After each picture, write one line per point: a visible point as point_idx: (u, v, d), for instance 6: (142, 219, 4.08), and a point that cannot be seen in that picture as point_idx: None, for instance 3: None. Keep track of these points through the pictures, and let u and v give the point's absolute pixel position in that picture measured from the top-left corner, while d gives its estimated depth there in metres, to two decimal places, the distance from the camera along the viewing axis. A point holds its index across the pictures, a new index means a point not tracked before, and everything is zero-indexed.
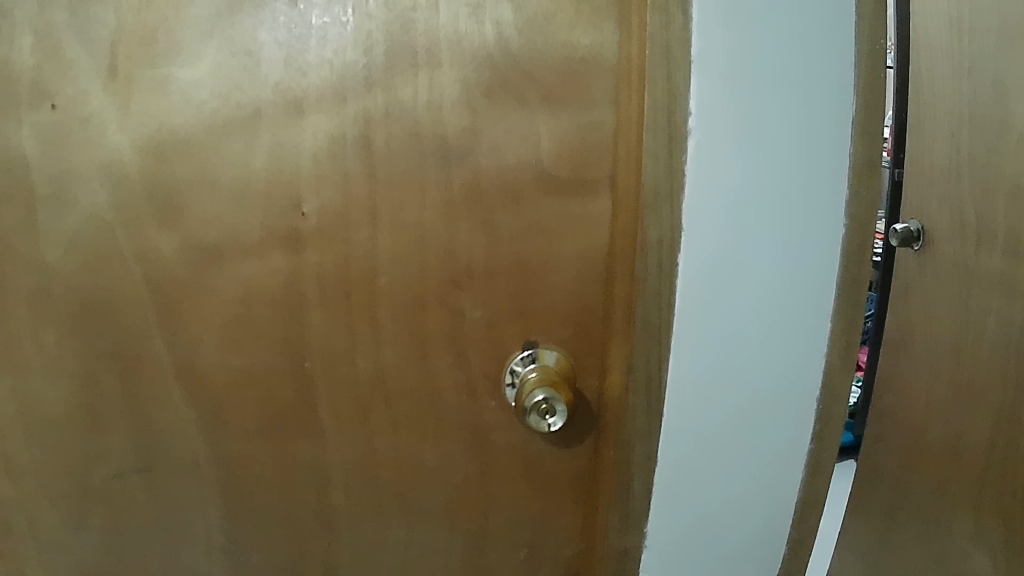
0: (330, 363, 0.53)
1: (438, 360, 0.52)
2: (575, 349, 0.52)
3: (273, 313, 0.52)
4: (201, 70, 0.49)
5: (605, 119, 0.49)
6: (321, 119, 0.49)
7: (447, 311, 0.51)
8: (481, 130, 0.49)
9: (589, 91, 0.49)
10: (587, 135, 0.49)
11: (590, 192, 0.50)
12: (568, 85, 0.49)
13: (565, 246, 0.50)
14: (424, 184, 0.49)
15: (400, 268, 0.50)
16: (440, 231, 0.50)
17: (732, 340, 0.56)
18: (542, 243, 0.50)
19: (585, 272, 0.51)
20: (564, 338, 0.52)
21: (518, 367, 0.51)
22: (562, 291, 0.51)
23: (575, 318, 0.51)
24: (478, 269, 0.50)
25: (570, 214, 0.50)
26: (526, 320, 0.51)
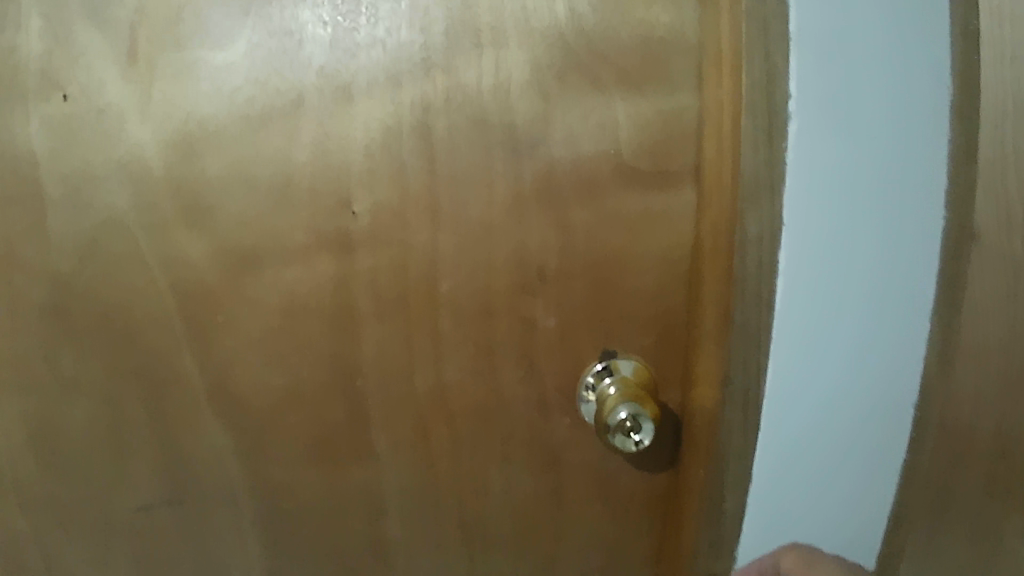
0: (384, 380, 0.47)
1: (506, 374, 0.47)
2: (657, 357, 0.47)
3: (320, 326, 0.46)
4: (235, 54, 0.44)
5: (688, 104, 0.43)
6: (374, 107, 0.43)
7: (515, 321, 0.46)
8: (554, 118, 0.43)
9: (671, 73, 0.43)
10: (669, 122, 0.43)
11: (675, 185, 0.44)
12: (648, 65, 0.43)
13: (647, 245, 0.45)
14: (491, 178, 0.43)
15: (464, 275, 0.45)
16: (510, 232, 0.44)
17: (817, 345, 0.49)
18: (622, 242, 0.45)
19: (668, 273, 0.45)
20: (645, 345, 0.47)
21: (593, 382, 0.46)
22: (643, 295, 0.46)
23: (658, 323, 0.46)
24: (551, 273, 0.45)
25: (653, 209, 0.44)
26: (606, 327, 0.46)
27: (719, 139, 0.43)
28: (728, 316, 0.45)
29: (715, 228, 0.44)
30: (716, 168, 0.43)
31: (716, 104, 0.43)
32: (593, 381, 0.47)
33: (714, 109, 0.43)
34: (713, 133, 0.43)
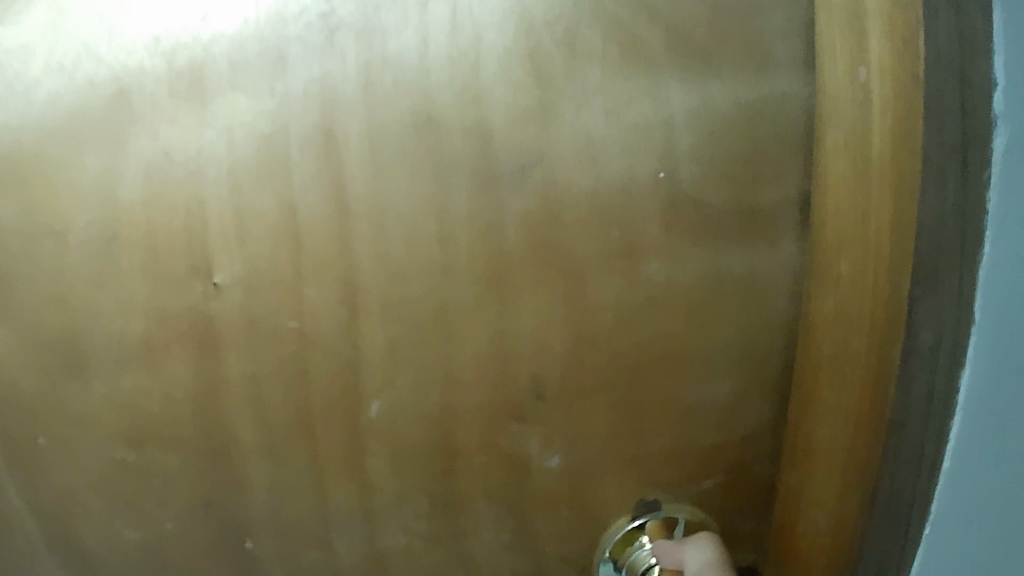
0: (288, 552, 0.28)
1: (481, 540, 0.28)
2: (726, 512, 0.28)
3: (180, 469, 0.28)
4: (32, 25, 0.25)
5: (792, 92, 0.25)
6: (243, 105, 0.25)
7: (499, 460, 0.27)
8: (556, 114, 0.24)
9: (764, 38, 0.24)
10: (760, 123, 0.25)
11: (764, 232, 0.25)
12: (723, 23, 0.24)
13: (716, 336, 0.26)
14: (446, 222, 0.25)
15: (408, 386, 0.27)
16: (484, 313, 0.26)
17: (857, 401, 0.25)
18: (674, 330, 0.26)
19: (752, 380, 0.27)
20: (706, 496, 0.28)
21: (619, 547, 0.28)
22: (709, 413, 0.27)
23: (737, 460, 0.27)
24: (557, 383, 0.26)
25: (727, 275, 0.26)
26: (641, 470, 0.27)
27: (865, 167, 0.23)
28: (867, 472, 0.25)
29: (846, 328, 0.24)
30: (840, 210, 0.23)
31: (863, 95, 0.23)
32: (617, 548, 0.28)
33: (857, 102, 0.23)
34: (853, 153, 0.23)
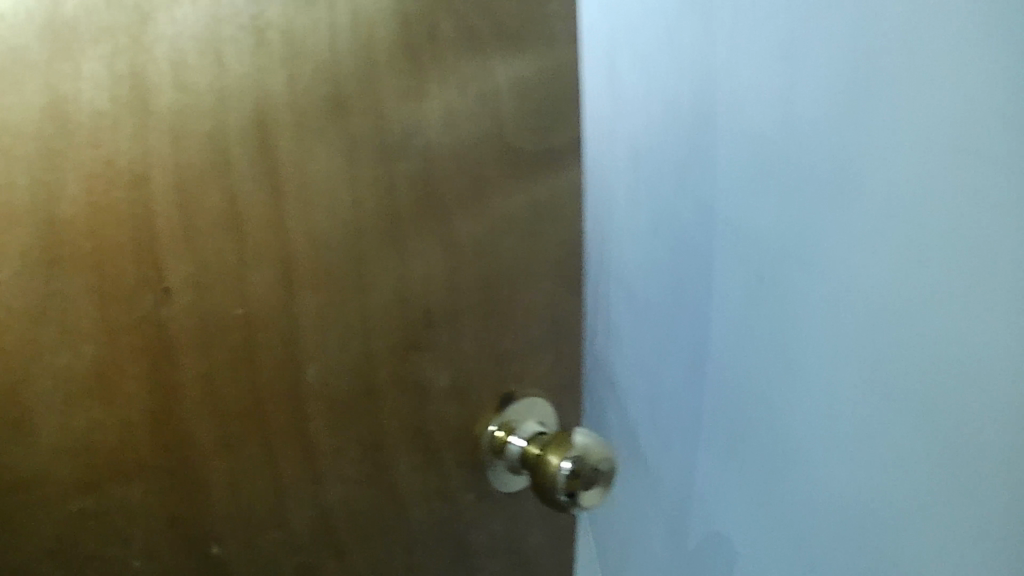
0: (248, 535, 0.31)
1: (399, 466, 0.35)
2: (551, 384, 0.39)
3: (145, 493, 0.28)
4: None
5: (566, 60, 0.35)
6: (186, 105, 0.26)
7: (408, 391, 0.34)
8: (427, 92, 0.31)
9: (549, 21, 0.34)
10: (549, 86, 0.35)
11: (559, 163, 0.36)
12: (523, 9, 0.33)
13: (542, 249, 0.36)
14: (357, 193, 0.30)
15: (334, 343, 0.31)
16: (384, 266, 0.32)
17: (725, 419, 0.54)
18: (516, 250, 0.35)
19: (560, 280, 0.38)
20: (543, 374, 0.38)
21: (491, 450, 0.36)
22: (537, 310, 0.37)
23: (554, 343, 0.39)
24: (440, 311, 0.34)
25: (543, 200, 0.36)
26: (503, 368, 0.37)
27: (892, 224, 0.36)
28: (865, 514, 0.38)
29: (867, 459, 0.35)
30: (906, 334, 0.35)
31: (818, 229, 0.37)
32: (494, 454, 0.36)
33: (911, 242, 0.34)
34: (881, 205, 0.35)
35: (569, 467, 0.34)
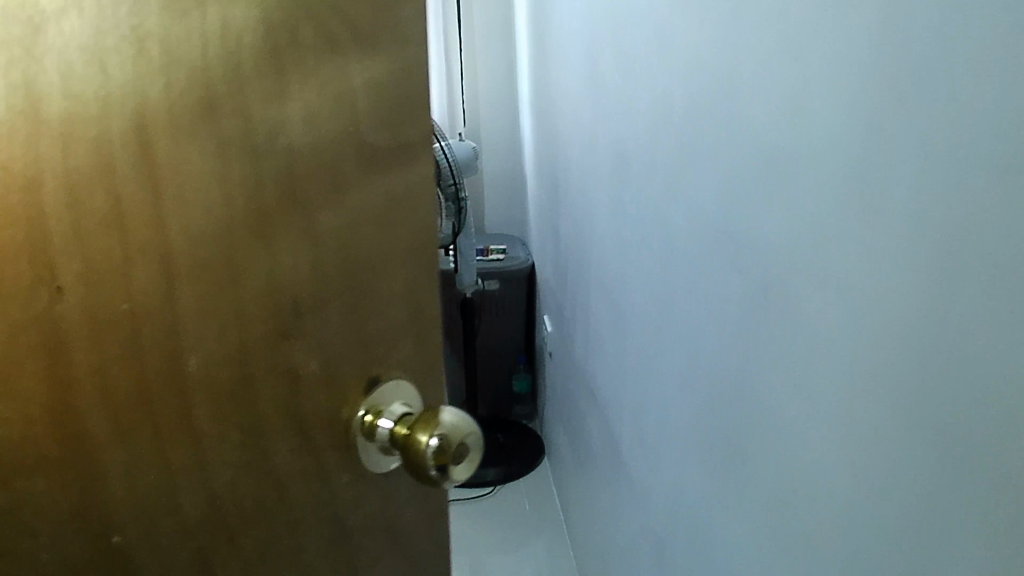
0: (144, 516, 0.33)
1: (278, 449, 0.37)
2: (412, 366, 0.42)
3: (44, 473, 0.30)
4: None
5: (417, 61, 0.38)
6: (73, 112, 0.27)
7: (281, 377, 0.36)
8: (289, 93, 0.33)
9: (401, 23, 0.37)
10: (401, 86, 0.37)
11: (410, 156, 0.39)
12: (378, 14, 0.36)
13: (398, 239, 0.39)
14: (229, 192, 0.32)
15: (213, 333, 0.33)
16: (252, 257, 0.33)
17: (698, 350, 0.69)
18: (374, 241, 0.38)
19: (416, 267, 0.41)
20: (404, 357, 0.41)
21: (361, 434, 0.40)
22: (395, 296, 0.40)
23: (412, 327, 0.42)
24: (306, 300, 0.36)
25: (397, 193, 0.38)
26: (368, 354, 0.39)
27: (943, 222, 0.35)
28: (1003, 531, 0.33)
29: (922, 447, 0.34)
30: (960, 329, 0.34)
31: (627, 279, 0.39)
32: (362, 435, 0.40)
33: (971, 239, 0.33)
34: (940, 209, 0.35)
35: (438, 441, 0.38)
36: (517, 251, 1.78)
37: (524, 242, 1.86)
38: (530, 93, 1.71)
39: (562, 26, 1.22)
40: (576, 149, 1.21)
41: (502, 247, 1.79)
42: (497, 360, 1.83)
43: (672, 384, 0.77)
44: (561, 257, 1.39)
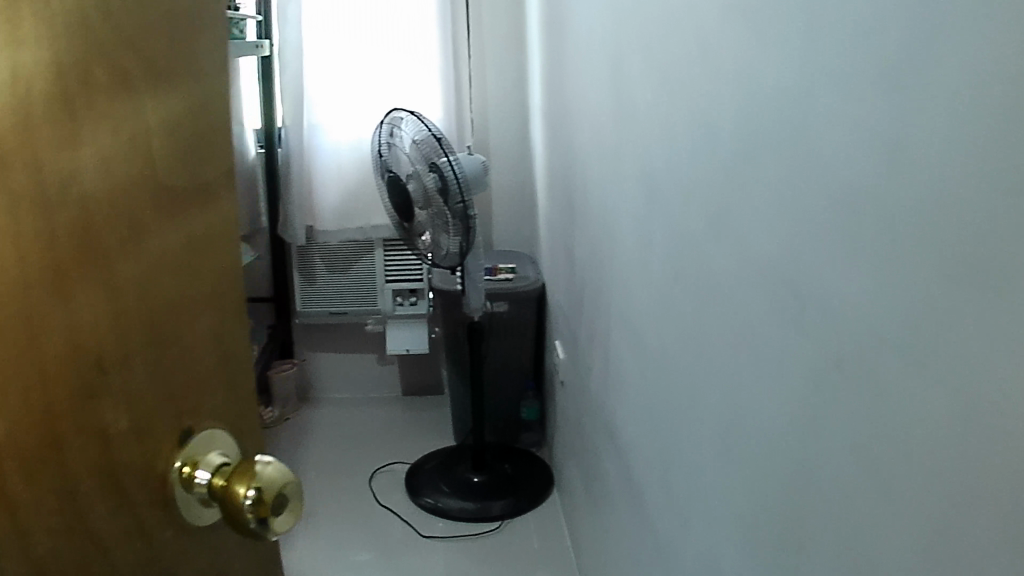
0: None
1: (96, 522, 0.33)
2: (224, 407, 0.42)
3: None
4: None
5: (206, 95, 0.39)
6: None
7: (88, 446, 0.32)
8: (79, 134, 0.31)
9: (194, 57, 0.38)
10: (193, 122, 0.38)
11: (207, 195, 0.39)
12: (171, 50, 0.36)
13: (199, 280, 0.39)
14: (20, 244, 0.28)
15: (14, 406, 0.28)
16: (54, 316, 0.30)
17: (743, 375, 0.70)
18: (175, 283, 0.37)
19: (219, 306, 0.41)
20: (216, 399, 0.41)
21: (179, 487, 0.37)
22: (199, 341, 0.39)
23: (221, 368, 0.41)
24: (109, 357, 0.33)
25: (194, 231, 0.38)
26: (178, 402, 0.38)
27: None
28: None
29: None
30: None
31: None
32: (183, 490, 0.38)
33: None
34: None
35: (257, 491, 0.38)
36: (527, 271, 1.76)
37: (534, 260, 1.82)
38: (536, 106, 1.67)
39: (584, 50, 1.21)
40: (593, 172, 1.18)
41: (511, 267, 1.76)
42: (504, 384, 1.79)
43: (715, 413, 0.79)
44: (576, 282, 1.37)
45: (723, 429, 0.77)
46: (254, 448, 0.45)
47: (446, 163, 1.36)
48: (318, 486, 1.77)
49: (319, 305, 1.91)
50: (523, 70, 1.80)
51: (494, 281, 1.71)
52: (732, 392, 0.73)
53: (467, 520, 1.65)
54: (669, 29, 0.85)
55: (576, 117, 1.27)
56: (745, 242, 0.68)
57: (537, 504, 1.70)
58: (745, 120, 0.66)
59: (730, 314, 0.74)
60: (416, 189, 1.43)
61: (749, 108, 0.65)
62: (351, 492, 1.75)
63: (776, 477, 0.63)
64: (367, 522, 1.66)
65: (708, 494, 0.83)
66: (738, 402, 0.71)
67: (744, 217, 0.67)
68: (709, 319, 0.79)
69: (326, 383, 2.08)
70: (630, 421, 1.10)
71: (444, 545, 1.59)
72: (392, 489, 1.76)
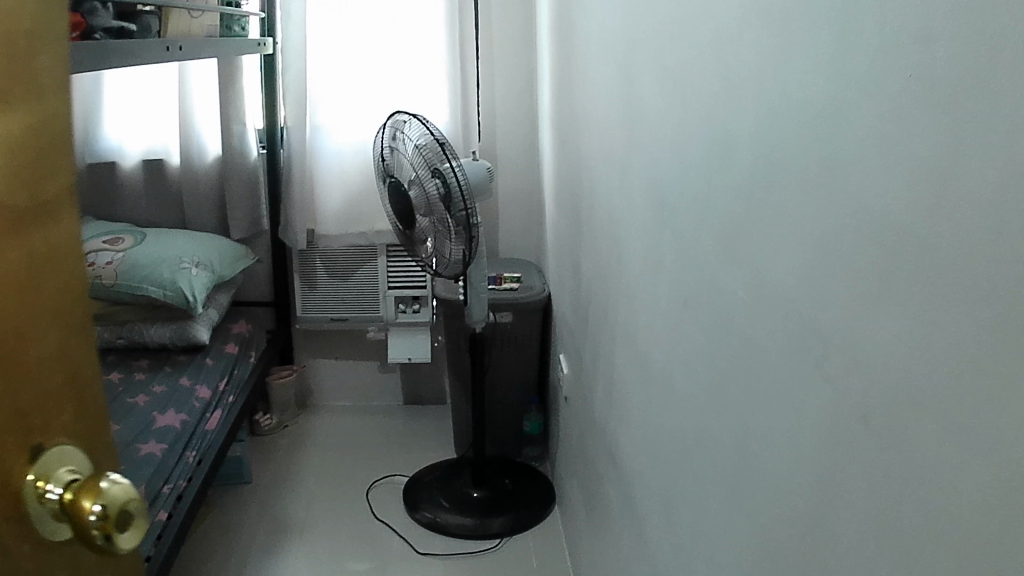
0: None
1: None
2: (72, 409, 0.45)
3: None
4: None
5: (49, 114, 0.41)
6: None
7: None
8: None
9: (36, 81, 0.40)
10: (36, 143, 0.40)
11: (52, 212, 0.42)
12: (12, 77, 0.38)
13: (46, 292, 0.41)
14: None
15: None
16: None
17: (775, 400, 0.65)
18: (20, 299, 0.39)
19: (67, 316, 0.43)
20: (64, 401, 0.44)
21: (32, 503, 0.40)
22: (49, 350, 0.42)
23: (71, 371, 0.44)
24: None
25: (37, 246, 0.41)
26: (26, 411, 0.40)
27: None
28: None
29: None
30: None
31: None
32: (36, 504, 0.41)
33: None
34: None
35: (101, 506, 0.42)
36: (533, 281, 1.71)
37: (540, 269, 1.78)
38: (545, 111, 1.62)
39: (591, 54, 1.17)
40: (600, 181, 1.14)
41: (516, 277, 1.71)
42: (506, 396, 1.74)
43: (730, 440, 0.74)
44: (580, 294, 1.32)
45: (731, 456, 0.72)
46: (101, 450, 0.48)
47: (449, 168, 1.31)
48: (314, 495, 1.73)
49: (320, 310, 1.87)
50: (533, 74, 1.76)
51: (498, 290, 1.66)
52: (756, 419, 0.68)
53: (465, 536, 1.60)
54: (676, 36, 0.81)
55: (584, 124, 1.24)
56: (778, 259, 0.64)
57: (539, 520, 1.65)
58: (778, 133, 0.62)
59: (745, 336, 0.69)
60: (418, 196, 1.39)
61: (788, 117, 0.61)
62: (347, 503, 1.71)
63: (826, 506, 0.58)
64: (363, 535, 1.61)
65: (706, 523, 0.79)
66: (767, 429, 0.67)
67: (788, 231, 0.63)
68: (716, 341, 0.75)
69: (326, 390, 2.03)
70: (631, 440, 1.06)
71: (444, 561, 1.54)
72: (390, 501, 1.71)
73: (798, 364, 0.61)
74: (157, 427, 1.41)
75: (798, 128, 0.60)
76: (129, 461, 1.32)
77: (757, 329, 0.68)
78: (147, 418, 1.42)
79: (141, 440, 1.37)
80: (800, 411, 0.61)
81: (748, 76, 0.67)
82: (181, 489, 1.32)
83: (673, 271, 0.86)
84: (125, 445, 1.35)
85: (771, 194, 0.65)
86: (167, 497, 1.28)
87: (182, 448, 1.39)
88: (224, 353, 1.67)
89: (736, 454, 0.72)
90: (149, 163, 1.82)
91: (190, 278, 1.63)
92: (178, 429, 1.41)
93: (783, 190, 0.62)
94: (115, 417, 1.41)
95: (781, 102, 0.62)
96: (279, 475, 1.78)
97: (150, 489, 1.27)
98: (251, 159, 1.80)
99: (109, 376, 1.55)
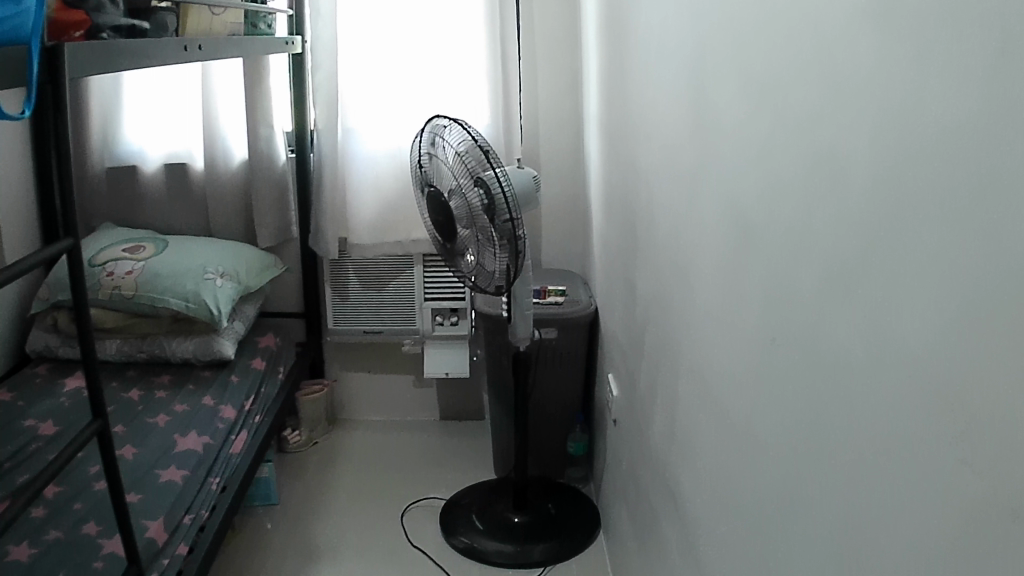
0: None
1: None
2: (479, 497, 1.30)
3: None
4: None
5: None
6: None
7: None
8: None
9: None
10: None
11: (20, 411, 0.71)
12: None
13: None
14: None
15: None
16: None
17: (888, 478, 0.53)
18: None
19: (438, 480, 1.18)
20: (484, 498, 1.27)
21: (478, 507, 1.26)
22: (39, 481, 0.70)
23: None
24: None
25: None
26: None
27: None
28: None
29: None
30: None
31: None
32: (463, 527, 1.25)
33: None
34: None
35: None
36: (578, 294, 1.61)
37: (586, 282, 1.67)
38: (592, 114, 1.51)
39: (650, 56, 1.06)
40: (660, 198, 1.03)
41: (561, 289, 1.60)
42: (550, 416, 1.64)
43: (826, 513, 0.62)
44: (633, 317, 1.22)
45: (830, 528, 0.61)
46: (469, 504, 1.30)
47: (492, 176, 1.20)
48: (343, 518, 1.63)
49: (352, 322, 1.78)
50: (577, 74, 1.65)
51: (542, 304, 1.56)
52: (860, 495, 0.57)
53: (506, 565, 1.49)
54: (765, 41, 0.70)
55: (640, 133, 1.13)
56: (888, 311, 0.53)
57: (584, 547, 1.54)
58: (895, 162, 0.51)
59: (843, 396, 0.58)
60: (458, 206, 1.28)
61: (906, 146, 0.50)
62: (378, 526, 1.61)
63: None
64: (393, 561, 1.51)
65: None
66: (877, 511, 0.55)
67: (898, 281, 0.51)
68: (807, 397, 0.64)
69: (358, 405, 1.94)
70: (695, 485, 0.95)
71: None
72: (423, 525, 1.61)
73: (912, 436, 0.50)
74: (177, 450, 1.32)
75: (917, 158, 0.49)
76: (148, 489, 1.23)
77: (856, 386, 0.57)
78: (168, 441, 1.34)
79: (161, 465, 1.28)
80: (919, 494, 0.50)
81: (856, 94, 0.56)
82: (204, 518, 1.22)
83: (750, 309, 0.75)
84: (143, 471, 1.26)
85: (880, 235, 0.53)
86: (189, 526, 1.19)
87: (205, 474, 1.29)
88: (250, 368, 1.58)
89: (834, 528, 0.61)
90: (173, 169, 1.73)
91: (214, 290, 1.54)
92: (201, 453, 1.32)
93: (900, 229, 0.51)
94: (135, 440, 1.33)
95: (898, 125, 0.51)
96: (307, 496, 1.69)
97: (170, 519, 1.18)
98: (280, 163, 1.71)
99: (129, 395, 1.46)
